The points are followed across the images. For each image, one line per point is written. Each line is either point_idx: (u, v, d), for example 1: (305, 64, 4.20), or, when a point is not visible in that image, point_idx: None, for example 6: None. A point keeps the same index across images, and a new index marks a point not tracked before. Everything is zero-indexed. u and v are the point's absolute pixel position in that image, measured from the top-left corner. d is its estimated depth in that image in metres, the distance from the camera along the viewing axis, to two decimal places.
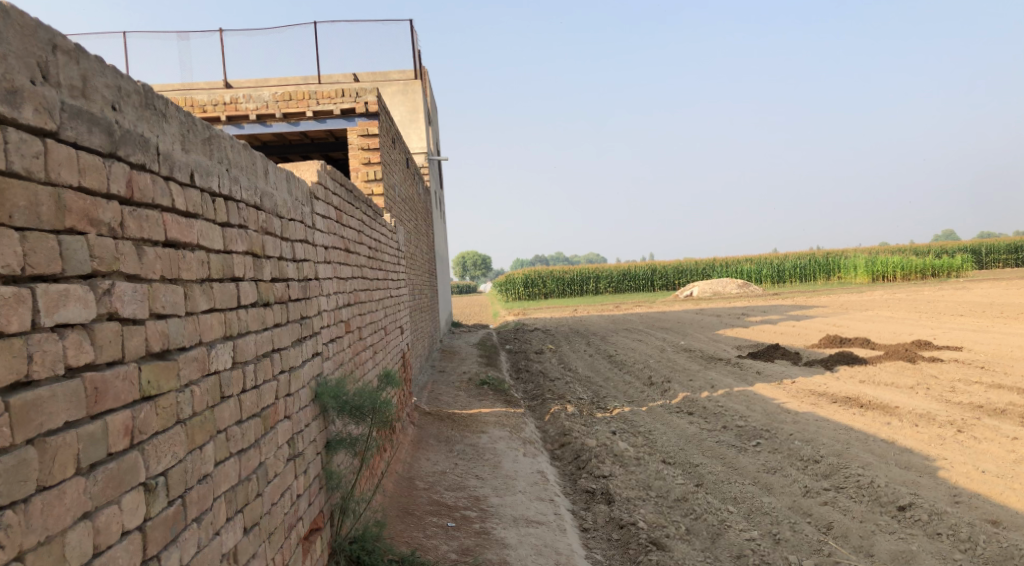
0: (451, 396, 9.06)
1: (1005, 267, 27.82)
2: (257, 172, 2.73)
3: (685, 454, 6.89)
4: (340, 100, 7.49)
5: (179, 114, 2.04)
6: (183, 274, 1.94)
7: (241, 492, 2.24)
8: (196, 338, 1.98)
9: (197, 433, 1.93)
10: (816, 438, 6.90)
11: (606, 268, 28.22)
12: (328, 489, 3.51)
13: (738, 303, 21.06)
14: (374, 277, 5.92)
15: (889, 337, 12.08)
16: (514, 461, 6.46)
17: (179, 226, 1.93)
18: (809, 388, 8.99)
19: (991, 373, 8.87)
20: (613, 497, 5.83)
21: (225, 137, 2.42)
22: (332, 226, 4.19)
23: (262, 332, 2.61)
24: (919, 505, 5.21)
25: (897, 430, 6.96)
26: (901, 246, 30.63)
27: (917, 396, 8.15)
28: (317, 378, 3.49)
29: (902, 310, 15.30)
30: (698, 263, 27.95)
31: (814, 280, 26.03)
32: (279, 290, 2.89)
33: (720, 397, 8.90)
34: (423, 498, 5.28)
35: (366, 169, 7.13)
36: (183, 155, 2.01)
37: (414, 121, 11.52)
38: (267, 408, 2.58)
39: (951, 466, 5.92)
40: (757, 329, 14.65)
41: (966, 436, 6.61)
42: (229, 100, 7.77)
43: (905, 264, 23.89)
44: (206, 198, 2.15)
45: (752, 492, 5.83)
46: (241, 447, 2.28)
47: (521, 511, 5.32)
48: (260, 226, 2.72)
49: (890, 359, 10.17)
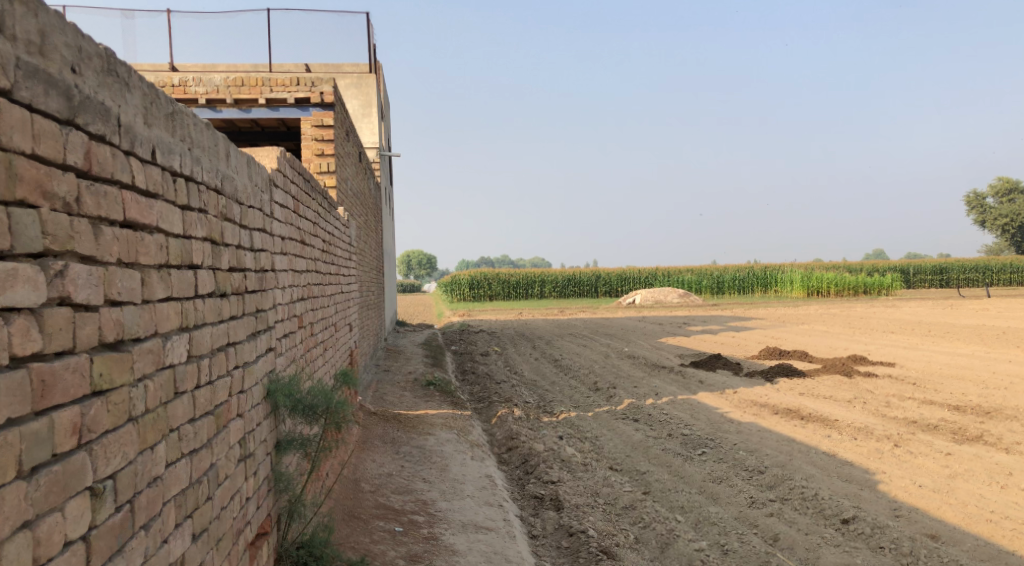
0: (396, 396, 8.86)
1: (931, 287, 29.00)
2: (218, 154, 2.56)
3: (632, 461, 6.89)
4: (294, 88, 7.27)
5: (143, 85, 1.87)
6: (140, 258, 1.77)
7: (191, 496, 2.07)
8: (151, 328, 1.81)
9: (149, 433, 1.76)
10: (760, 449, 6.99)
11: (552, 272, 28.32)
12: (277, 492, 3.34)
13: (680, 312, 21.39)
14: (327, 272, 5.73)
15: (826, 351, 12.42)
16: (462, 465, 6.34)
17: (138, 206, 1.76)
18: (751, 398, 9.13)
19: (923, 389, 9.18)
20: (562, 504, 5.74)
21: (188, 114, 2.25)
22: (289, 217, 4.01)
23: (218, 325, 2.43)
24: (863, 518, 5.31)
25: (837, 443, 7.11)
26: (836, 262, 31.67)
27: (855, 410, 8.35)
28: (269, 374, 3.33)
29: (836, 325, 15.76)
30: (642, 272, 28.29)
31: (752, 292, 26.67)
32: (236, 280, 2.71)
33: (665, 405, 8.97)
34: (369, 501, 5.11)
35: (319, 160, 6.89)
36: (144, 129, 1.84)
37: (367, 115, 11.31)
38: (220, 406, 2.41)
39: (890, 480, 6.06)
40: (699, 339, 14.88)
41: (903, 451, 6.78)
42: (177, 82, 7.48)
43: (838, 281, 24.67)
44: (167, 178, 1.99)
45: (699, 501, 5.86)
46: (193, 448, 2.11)
47: (470, 516, 5.21)
48: (219, 211, 2.55)
49: (827, 373, 10.43)
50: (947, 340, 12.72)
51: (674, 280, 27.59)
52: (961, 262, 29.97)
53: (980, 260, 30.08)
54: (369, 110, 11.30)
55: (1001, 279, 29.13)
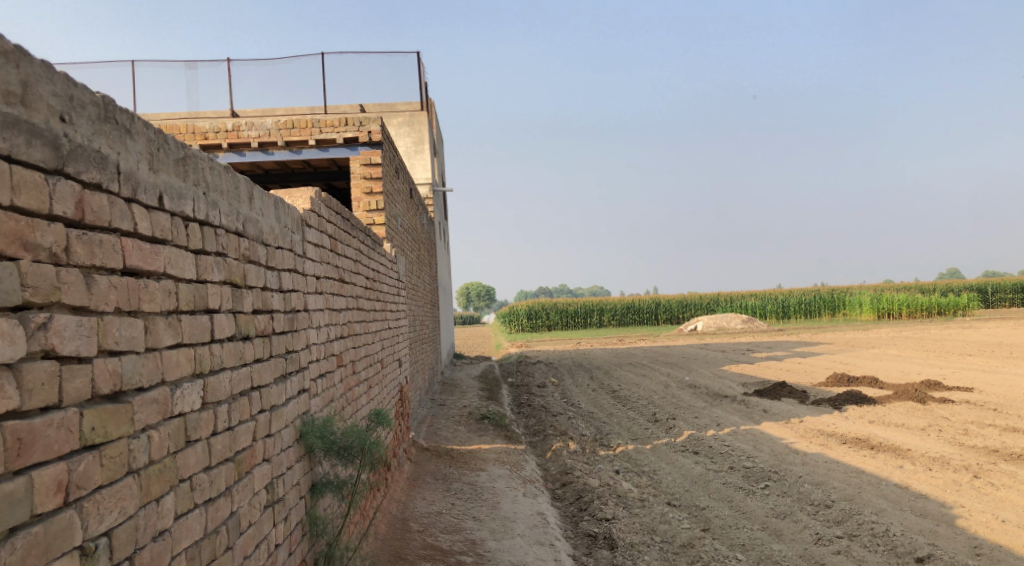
0: (450, 431, 8.78)
1: (1012, 305, 27.46)
2: (240, 197, 2.57)
3: (691, 496, 6.63)
4: (343, 128, 7.42)
5: (148, 131, 1.90)
6: (144, 305, 1.81)
7: (206, 547, 2.03)
8: (157, 377, 1.84)
9: (154, 484, 1.78)
10: (826, 481, 6.63)
11: (610, 300, 27.99)
12: (313, 536, 3.29)
13: (743, 338, 20.78)
14: (372, 308, 5.73)
15: (898, 376, 11.82)
16: (513, 502, 6.19)
17: (140, 253, 1.80)
18: (818, 428, 8.71)
19: (1005, 415, 8.59)
20: (616, 543, 5.54)
21: (203, 158, 2.26)
22: (326, 256, 4.02)
23: (239, 369, 2.41)
24: (939, 557, 4.95)
25: (909, 474, 6.70)
26: (908, 283, 30.34)
27: (930, 438, 7.88)
28: (303, 416, 3.31)
29: (909, 349, 15.02)
30: (702, 298, 27.70)
31: (819, 316, 25.78)
32: (261, 322, 2.68)
33: (727, 436, 8.63)
34: (417, 541, 5.02)
35: (367, 198, 6.98)
36: (149, 174, 1.87)
37: (419, 152, 11.46)
38: (242, 452, 2.38)
39: (970, 514, 5.64)
40: (762, 366, 14.38)
41: (983, 482, 6.33)
42: (230, 127, 7.66)
43: (910, 302, 23.62)
44: (177, 224, 1.99)
45: (761, 539, 5.56)
46: (208, 497, 2.07)
47: (520, 556, 5.06)
48: (241, 254, 2.54)
49: (900, 400, 9.89)
50: None
51: (737, 306, 26.88)
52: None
53: None
54: (421, 147, 11.44)
55: None
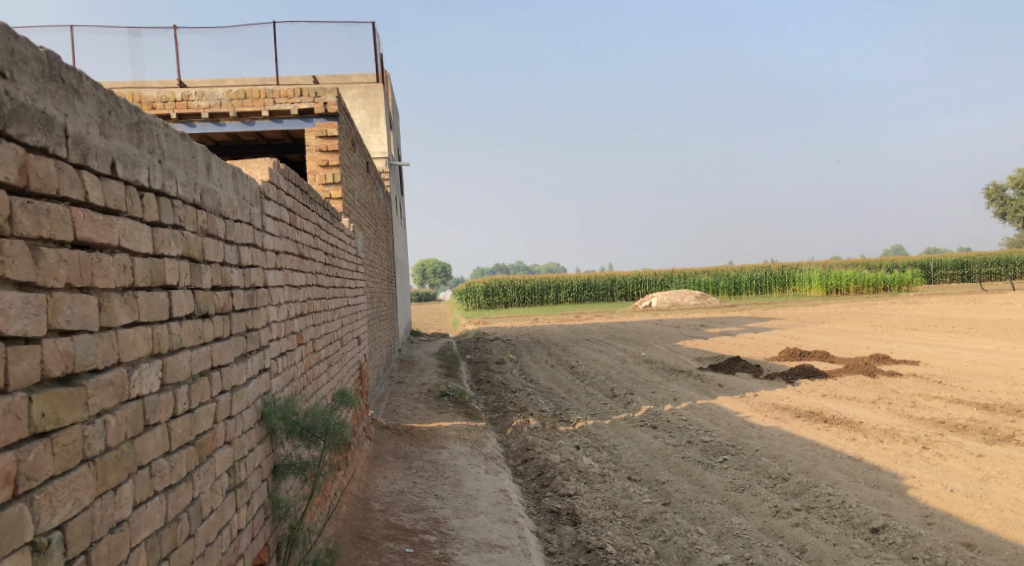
0: (409, 409, 8.68)
1: (952, 281, 28.40)
2: (197, 166, 2.41)
3: (651, 470, 6.68)
4: (298, 99, 7.17)
5: (99, 92, 1.75)
6: (97, 281, 1.67)
7: (167, 536, 1.91)
8: (112, 357, 1.70)
9: (110, 473, 1.66)
10: (783, 454, 6.74)
11: (566, 277, 28.06)
12: (275, 519, 3.18)
13: (697, 314, 21.10)
14: (331, 285, 5.56)
15: (847, 350, 12.11)
16: (475, 479, 6.15)
17: (92, 224, 1.66)
18: (772, 402, 8.87)
19: (950, 387, 8.87)
20: (579, 518, 5.54)
21: (158, 124, 2.10)
22: (284, 229, 3.85)
23: (199, 348, 2.27)
24: (893, 526, 5.07)
25: (862, 446, 6.86)
26: (854, 259, 31.16)
27: (880, 411, 8.08)
28: (264, 396, 3.17)
29: (857, 324, 15.41)
30: (657, 274, 27.98)
31: (769, 292, 26.32)
32: (221, 299, 2.54)
33: (684, 410, 8.71)
34: (379, 521, 4.93)
35: (324, 171, 6.78)
36: (100, 140, 1.72)
37: (375, 125, 11.18)
38: (202, 435, 2.25)
39: (920, 484, 5.80)
40: (717, 341, 14.60)
41: (931, 453, 6.52)
42: (179, 97, 7.34)
43: (857, 278, 24.24)
44: (132, 194, 1.85)
45: (721, 512, 5.63)
46: (169, 484, 1.95)
47: (484, 534, 5.02)
48: (199, 227, 2.39)
49: (850, 373, 10.13)
50: (972, 336, 12.37)
51: (691, 282, 27.24)
52: (982, 255, 29.47)
53: (1001, 253, 29.40)
54: (377, 120, 11.18)
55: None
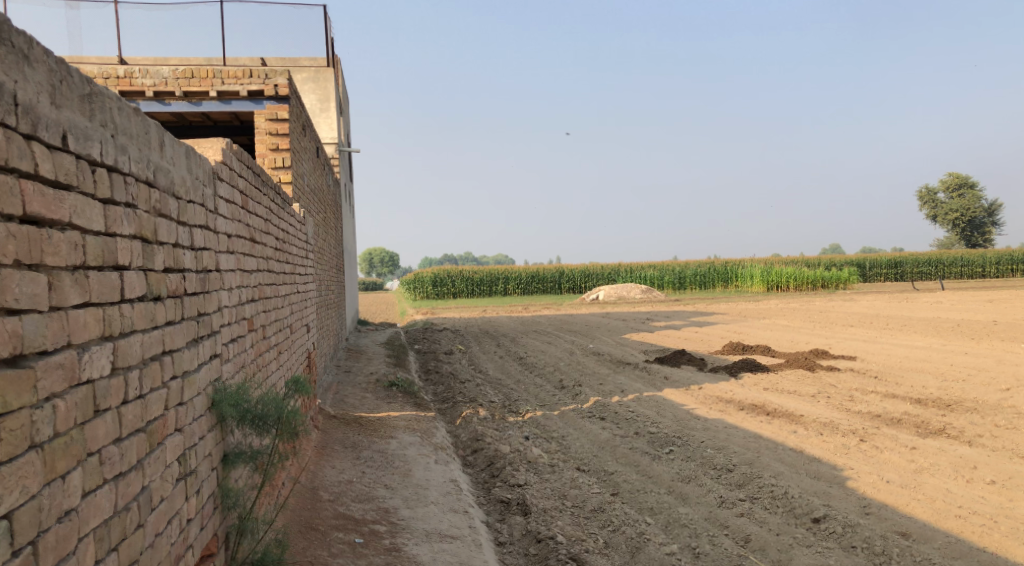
0: (357, 398, 8.56)
1: (886, 280, 29.47)
2: (150, 142, 2.31)
3: (600, 461, 6.75)
4: (247, 81, 6.95)
5: (49, 60, 1.65)
6: (47, 259, 1.58)
7: (117, 525, 1.83)
8: (63, 340, 1.62)
9: (59, 460, 1.58)
10: (727, 446, 6.89)
11: (515, 268, 28.09)
12: (224, 509, 3.08)
13: (644, 307, 21.39)
14: (281, 271, 5.43)
15: (788, 345, 12.45)
16: (425, 469, 6.11)
17: (43, 198, 1.57)
18: (716, 395, 9.05)
19: (885, 382, 9.20)
20: (529, 508, 5.56)
21: (110, 96, 2.00)
22: (236, 213, 3.73)
23: (150, 332, 2.18)
24: (833, 517, 5.24)
25: (804, 438, 7.06)
26: (794, 257, 32.06)
27: (819, 404, 8.33)
28: (214, 383, 3.07)
29: (797, 320, 15.86)
30: (605, 268, 28.26)
31: (713, 287, 26.89)
32: (173, 281, 2.44)
33: (631, 402, 8.83)
34: (328, 511, 4.86)
35: (273, 155, 6.62)
36: (51, 110, 1.62)
37: (325, 110, 10.99)
38: (153, 421, 2.16)
39: (858, 476, 6.00)
40: (663, 335, 14.83)
41: (868, 445, 6.75)
42: (122, 73, 7.00)
43: (797, 275, 24.95)
44: (84, 169, 1.75)
45: (668, 502, 5.72)
46: (118, 471, 1.87)
47: (434, 524, 4.99)
48: (152, 207, 2.29)
49: (791, 368, 10.41)
50: (905, 333, 12.87)
51: (637, 276, 27.61)
52: (913, 255, 30.69)
53: (932, 253, 30.64)
54: (327, 105, 10.97)
55: (953, 273, 29.73)
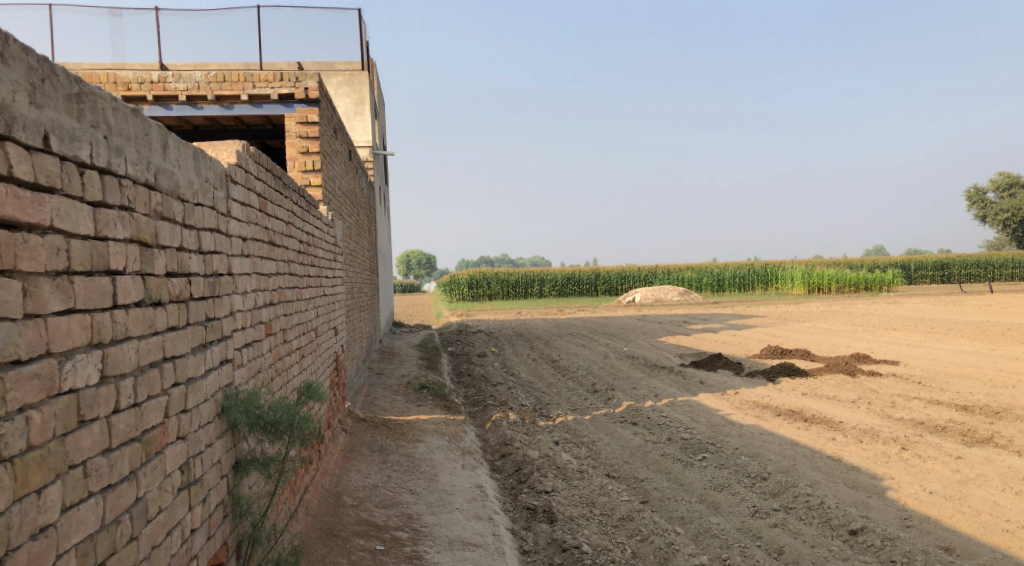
0: (387, 401, 8.52)
1: (932, 282, 28.55)
2: (151, 144, 2.25)
3: (630, 468, 6.59)
4: (278, 84, 6.98)
5: (29, 58, 1.69)
6: (21, 264, 1.63)
7: (105, 540, 1.83)
8: (39, 348, 1.67)
9: (33, 474, 1.62)
10: (762, 453, 6.68)
11: (550, 270, 27.91)
12: (235, 517, 3.02)
13: (680, 310, 21.04)
14: (305, 274, 5.40)
15: (827, 349, 12.10)
16: (451, 474, 6.03)
17: (17, 201, 1.62)
18: (753, 400, 8.81)
19: (929, 388, 8.85)
20: (555, 516, 5.44)
21: (105, 97, 1.96)
22: (253, 215, 3.69)
23: (149, 338, 2.13)
24: (872, 529, 5.01)
25: (842, 446, 6.81)
26: (836, 259, 31.28)
27: (860, 411, 8.04)
28: (226, 389, 3.02)
29: (838, 323, 15.41)
30: (642, 270, 27.92)
31: (752, 289, 26.36)
32: (177, 286, 2.39)
33: (664, 407, 8.64)
34: (350, 517, 4.80)
35: (304, 158, 6.59)
36: (29, 109, 1.66)
37: (359, 114, 10.99)
38: (151, 430, 2.11)
39: (899, 486, 5.75)
40: (699, 338, 14.54)
41: (911, 454, 6.48)
42: (156, 78, 7.08)
43: (839, 277, 24.32)
44: (69, 170, 1.77)
45: (699, 511, 5.55)
46: (108, 483, 1.86)
47: (458, 532, 4.90)
48: (153, 209, 2.24)
49: (830, 372, 10.09)
50: (951, 337, 12.41)
51: (675, 278, 27.21)
52: (961, 257, 29.77)
53: (981, 255, 29.64)
54: (362, 108, 10.97)
55: (1003, 275, 28.69)
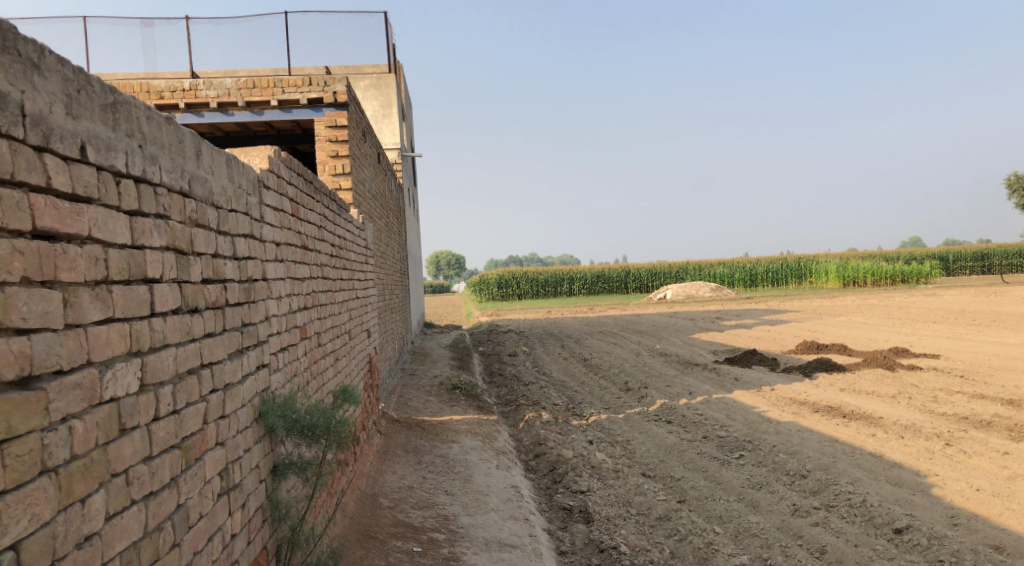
0: (421, 402, 8.55)
1: (971, 273, 27.88)
2: (185, 152, 2.27)
3: (666, 467, 6.52)
4: (307, 89, 7.06)
5: (65, 70, 1.71)
6: (61, 275, 1.65)
7: (146, 547, 1.85)
8: (81, 357, 1.68)
9: (76, 484, 1.64)
10: (801, 451, 6.55)
11: (580, 269, 27.83)
12: (274, 521, 3.04)
13: (713, 306, 20.83)
14: (337, 277, 5.42)
15: (865, 343, 11.87)
16: (486, 474, 6.02)
17: (56, 212, 1.64)
18: (789, 396, 8.66)
19: (972, 382, 8.63)
20: (591, 516, 5.39)
21: (139, 105, 1.98)
22: (286, 220, 3.71)
23: (187, 345, 2.14)
24: (917, 528, 4.88)
25: (883, 442, 6.65)
26: (871, 251, 30.73)
27: (900, 406, 7.85)
28: (262, 393, 3.04)
29: (875, 317, 15.10)
30: (673, 266, 27.69)
31: (785, 284, 26.00)
32: (213, 292, 2.41)
33: (699, 404, 8.54)
34: (386, 518, 4.82)
35: (333, 162, 6.62)
36: (66, 121, 1.68)
37: (387, 116, 11.04)
38: (190, 437, 2.12)
39: (944, 483, 5.60)
40: (732, 334, 14.36)
41: (955, 450, 6.31)
42: (188, 86, 7.18)
43: (875, 270, 23.87)
44: (106, 180, 1.79)
45: (738, 510, 5.46)
46: (149, 491, 1.88)
47: (494, 533, 4.88)
48: (188, 217, 2.25)
49: (868, 367, 9.89)
50: (993, 329, 12.08)
51: (706, 273, 26.91)
52: (1001, 246, 29.05)
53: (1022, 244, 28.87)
54: (390, 111, 11.00)
55: None
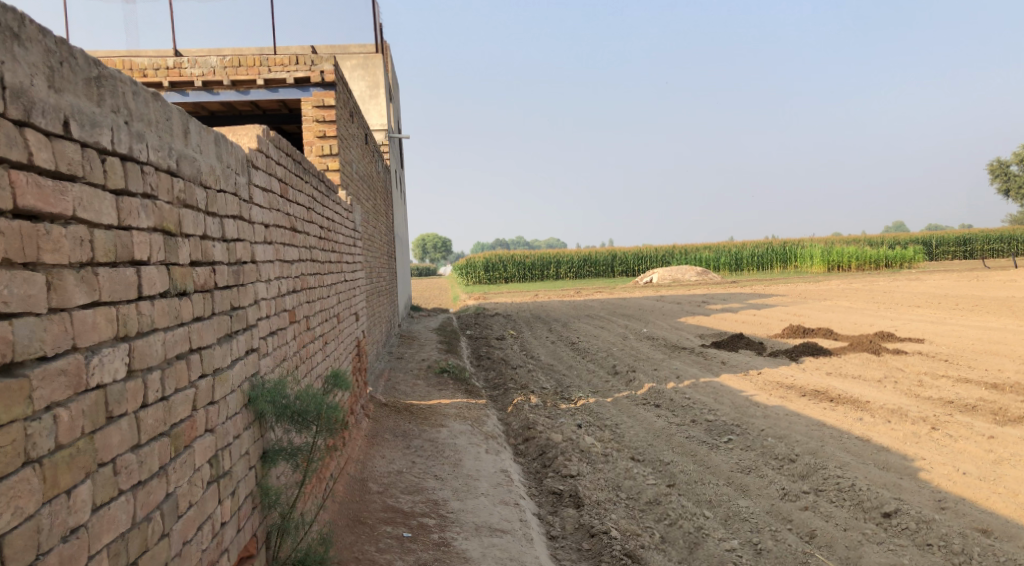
0: (409, 386, 8.49)
1: (954, 258, 28.10)
2: (172, 130, 2.18)
3: (655, 450, 6.51)
4: (293, 68, 6.89)
5: (47, 41, 1.62)
6: (44, 256, 1.57)
7: (136, 538, 1.79)
8: (65, 343, 1.61)
9: (62, 475, 1.57)
10: (789, 435, 6.56)
11: (567, 252, 27.80)
12: (264, 508, 2.98)
13: (698, 290, 20.88)
14: (326, 260, 5.33)
15: (851, 327, 11.93)
16: (476, 459, 5.98)
17: (38, 190, 1.56)
18: (777, 380, 8.68)
19: (957, 366, 8.68)
20: (582, 501, 5.38)
21: (125, 80, 1.89)
22: (274, 201, 3.61)
23: (176, 329, 2.07)
24: (906, 512, 4.91)
25: (871, 426, 6.68)
26: (855, 235, 30.91)
27: (887, 390, 7.89)
28: (251, 378, 2.97)
29: (860, 301, 15.18)
30: (659, 250, 27.72)
31: (770, 268, 26.10)
32: (202, 275, 2.34)
33: (687, 388, 8.55)
34: (376, 503, 4.78)
35: (321, 142, 6.48)
36: (48, 94, 1.60)
37: (375, 97, 10.87)
38: (179, 424, 2.06)
39: (931, 467, 5.63)
40: (719, 318, 14.40)
41: (941, 434, 6.35)
42: (171, 64, 7.02)
43: (859, 254, 24.00)
44: (90, 157, 1.71)
45: (727, 494, 5.48)
46: (138, 481, 1.82)
47: (484, 518, 4.85)
48: (176, 196, 2.17)
49: (854, 351, 9.93)
50: (977, 314, 12.18)
51: (692, 257, 26.94)
52: (984, 231, 29.27)
53: (1004, 230, 29.12)
54: (377, 92, 10.85)
55: None
